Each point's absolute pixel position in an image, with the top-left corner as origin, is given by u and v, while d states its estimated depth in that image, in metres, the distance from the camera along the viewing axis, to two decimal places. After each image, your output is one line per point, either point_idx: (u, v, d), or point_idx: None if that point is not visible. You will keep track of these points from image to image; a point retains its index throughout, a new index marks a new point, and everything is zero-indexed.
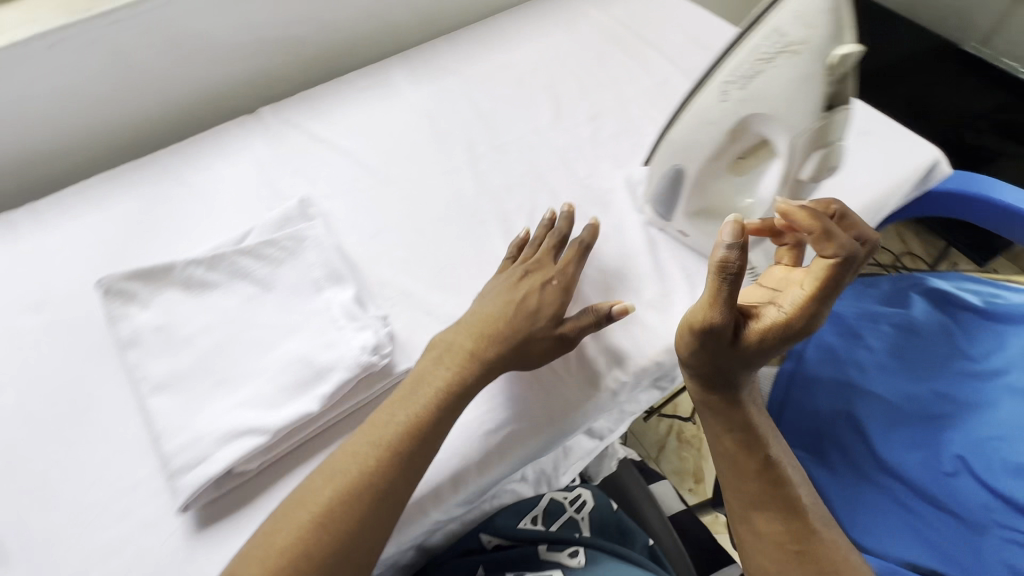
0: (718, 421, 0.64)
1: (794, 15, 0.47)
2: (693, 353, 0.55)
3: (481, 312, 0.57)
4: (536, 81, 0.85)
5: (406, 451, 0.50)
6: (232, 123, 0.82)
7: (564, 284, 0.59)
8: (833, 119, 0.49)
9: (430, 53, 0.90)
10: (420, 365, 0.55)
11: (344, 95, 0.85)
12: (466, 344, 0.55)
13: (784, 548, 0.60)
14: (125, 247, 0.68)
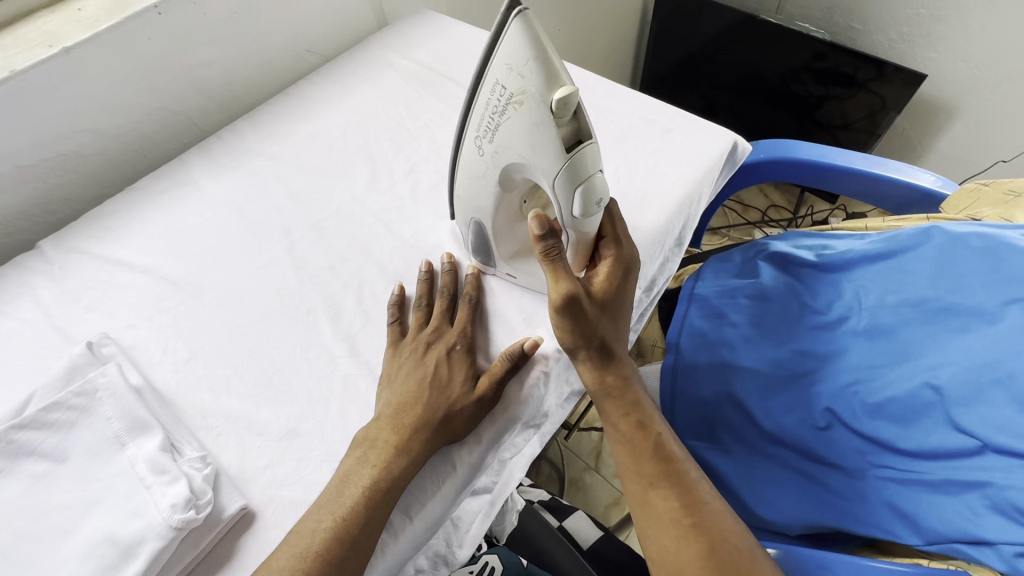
0: (615, 401, 0.58)
1: (506, 64, 0.49)
2: (577, 334, 0.55)
3: (390, 397, 0.56)
4: (347, 145, 0.82)
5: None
6: (6, 267, 0.72)
7: (467, 344, 0.59)
8: (576, 155, 0.50)
9: (231, 138, 0.85)
10: (347, 464, 0.52)
11: (138, 205, 0.77)
12: (377, 432, 0.53)
13: (679, 527, 0.51)
14: None
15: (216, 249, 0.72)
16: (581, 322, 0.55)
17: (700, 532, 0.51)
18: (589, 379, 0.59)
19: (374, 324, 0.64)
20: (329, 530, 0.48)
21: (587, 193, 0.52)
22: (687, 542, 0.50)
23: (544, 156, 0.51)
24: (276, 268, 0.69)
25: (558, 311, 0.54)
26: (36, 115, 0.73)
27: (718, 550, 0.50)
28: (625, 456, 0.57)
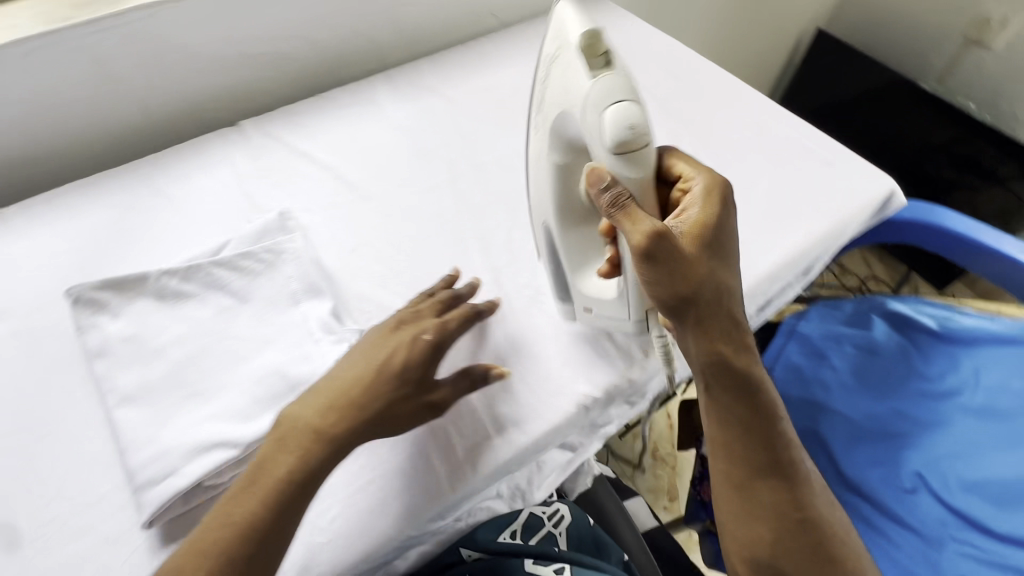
0: (735, 381, 0.53)
1: (555, 34, 0.56)
2: (672, 283, 0.48)
3: (334, 377, 0.52)
4: (516, 104, 0.88)
5: (268, 506, 0.46)
6: (214, 135, 0.83)
7: (437, 337, 0.54)
8: (602, 82, 0.49)
9: (414, 73, 0.93)
10: (267, 445, 0.49)
11: (328, 111, 0.86)
12: (313, 415, 0.49)
13: (787, 517, 0.55)
14: (98, 256, 0.69)
15: (389, 162, 0.80)
16: (673, 269, 0.48)
17: (807, 524, 0.55)
18: (693, 347, 0.52)
19: (517, 264, 0.69)
20: (291, 471, 0.47)
21: (620, 116, 0.47)
22: (794, 533, 0.55)
23: (579, 93, 0.50)
24: (440, 193, 0.76)
25: (641, 260, 0.48)
26: (268, 13, 0.82)
27: (819, 545, 0.55)
28: (738, 438, 0.54)
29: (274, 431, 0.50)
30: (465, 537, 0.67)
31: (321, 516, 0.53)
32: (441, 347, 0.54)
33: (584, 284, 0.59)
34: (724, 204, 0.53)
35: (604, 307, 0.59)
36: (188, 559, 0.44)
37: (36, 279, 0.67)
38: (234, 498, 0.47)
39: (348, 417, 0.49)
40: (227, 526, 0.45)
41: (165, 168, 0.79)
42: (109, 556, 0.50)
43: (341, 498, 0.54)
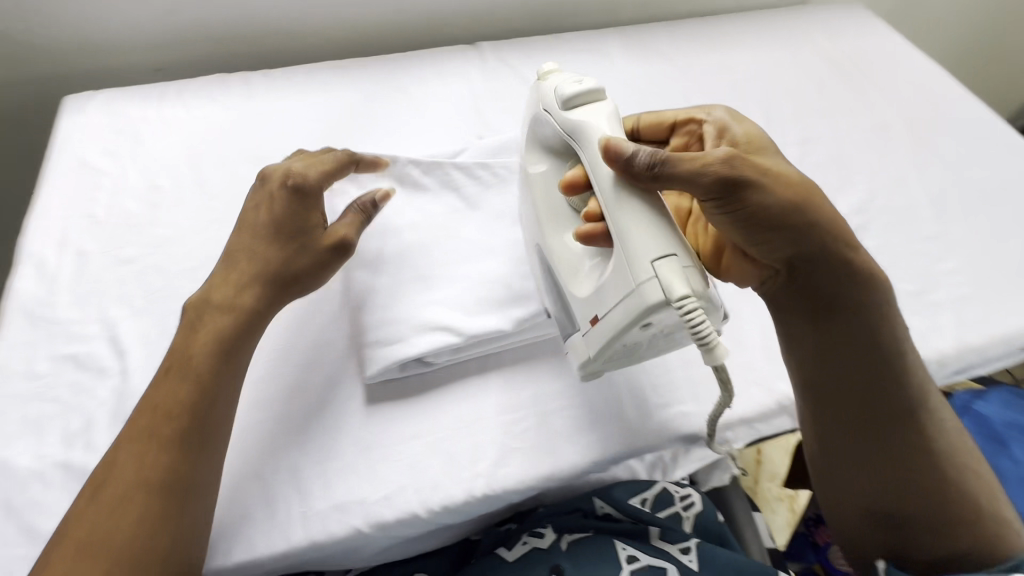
0: (856, 320, 0.51)
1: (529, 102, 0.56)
2: (761, 208, 0.47)
3: (240, 253, 0.54)
4: (749, 90, 0.85)
5: (184, 433, 0.45)
6: (453, 48, 0.86)
7: (298, 187, 0.55)
8: (546, 89, 0.53)
9: (648, 34, 0.91)
10: (179, 338, 0.49)
11: (559, 52, 0.87)
12: (233, 298, 0.52)
13: (920, 467, 0.50)
14: (342, 132, 0.75)
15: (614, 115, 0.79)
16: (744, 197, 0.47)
17: (946, 474, 0.50)
18: (799, 284, 0.52)
19: None
20: (187, 389, 0.46)
21: (582, 94, 0.51)
22: (927, 481, 0.50)
23: (547, 96, 0.53)
24: None
25: (725, 193, 0.47)
26: None
27: (923, 478, 0.50)
28: (854, 388, 0.51)
29: (193, 311, 0.51)
30: (599, 488, 0.64)
31: (517, 423, 0.54)
32: (309, 194, 0.56)
33: (586, 296, 0.49)
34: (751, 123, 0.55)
35: (612, 302, 0.46)
36: (119, 450, 0.44)
37: (289, 138, 0.74)
38: (155, 390, 0.46)
39: (275, 287, 0.53)
40: (151, 414, 0.45)
41: (405, 67, 0.83)
42: (325, 393, 0.54)
43: (537, 413, 0.54)
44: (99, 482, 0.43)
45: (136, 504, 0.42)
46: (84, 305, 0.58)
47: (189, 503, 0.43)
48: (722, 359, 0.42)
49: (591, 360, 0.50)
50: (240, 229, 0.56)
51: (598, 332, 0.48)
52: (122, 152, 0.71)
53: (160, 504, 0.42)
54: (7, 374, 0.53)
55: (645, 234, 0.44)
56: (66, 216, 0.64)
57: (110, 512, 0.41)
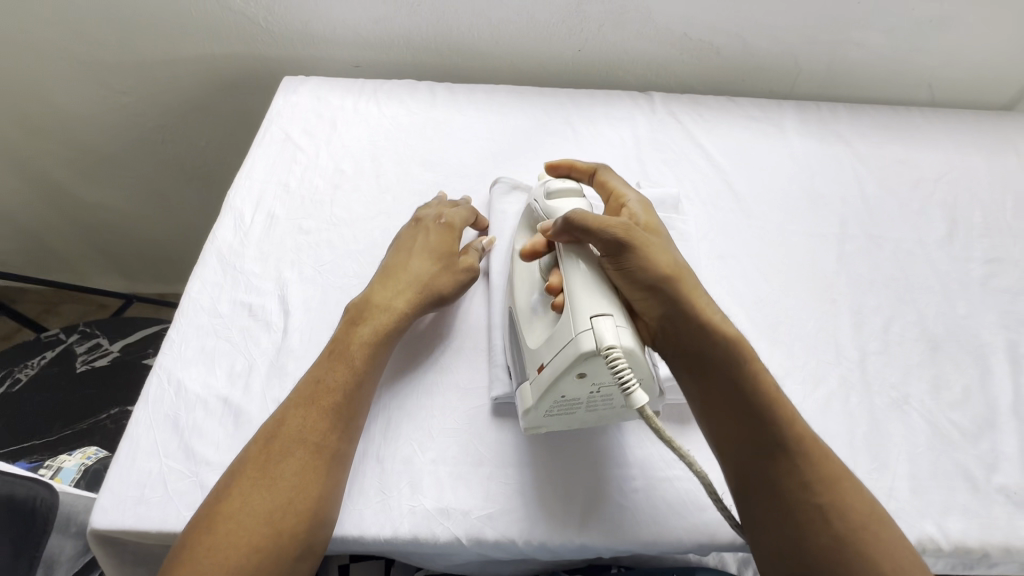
0: (726, 375, 0.48)
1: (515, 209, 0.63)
2: (641, 269, 0.48)
3: (398, 265, 0.60)
4: (934, 192, 0.78)
5: (311, 461, 0.47)
6: (627, 93, 0.88)
7: (444, 223, 0.64)
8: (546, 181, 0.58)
9: (828, 112, 0.87)
10: (341, 330, 0.55)
11: (729, 113, 0.86)
12: (390, 301, 0.57)
13: (818, 522, 0.43)
14: (507, 154, 0.79)
15: (778, 190, 0.77)
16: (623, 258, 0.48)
17: (847, 528, 0.43)
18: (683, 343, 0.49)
19: (889, 357, 0.62)
20: (322, 420, 0.49)
21: (565, 187, 0.56)
22: (823, 538, 0.43)
23: (529, 198, 0.59)
24: (822, 245, 0.72)
25: (612, 253, 0.48)
26: (737, 10, 0.84)
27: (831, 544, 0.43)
28: (735, 448, 0.47)
29: (354, 309, 0.56)
30: (684, 568, 0.58)
31: (629, 481, 0.52)
32: (450, 231, 0.64)
33: (535, 347, 0.49)
34: (645, 202, 0.57)
35: (552, 352, 0.46)
36: (290, 413, 0.49)
37: (461, 151, 0.79)
38: (319, 369, 0.52)
39: (424, 299, 0.58)
40: (314, 388, 0.50)
41: (576, 103, 0.86)
42: (451, 398, 0.56)
43: (650, 477, 0.53)
44: (269, 436, 0.48)
45: (296, 462, 0.46)
46: (265, 262, 0.65)
47: (337, 470, 0.48)
48: (643, 405, 0.42)
49: (531, 409, 0.48)
50: (398, 249, 0.62)
51: (540, 380, 0.47)
52: (319, 134, 0.79)
53: (316, 467, 0.47)
54: (197, 307, 0.61)
55: (589, 294, 0.46)
56: (265, 181, 0.73)
57: (275, 468, 0.46)
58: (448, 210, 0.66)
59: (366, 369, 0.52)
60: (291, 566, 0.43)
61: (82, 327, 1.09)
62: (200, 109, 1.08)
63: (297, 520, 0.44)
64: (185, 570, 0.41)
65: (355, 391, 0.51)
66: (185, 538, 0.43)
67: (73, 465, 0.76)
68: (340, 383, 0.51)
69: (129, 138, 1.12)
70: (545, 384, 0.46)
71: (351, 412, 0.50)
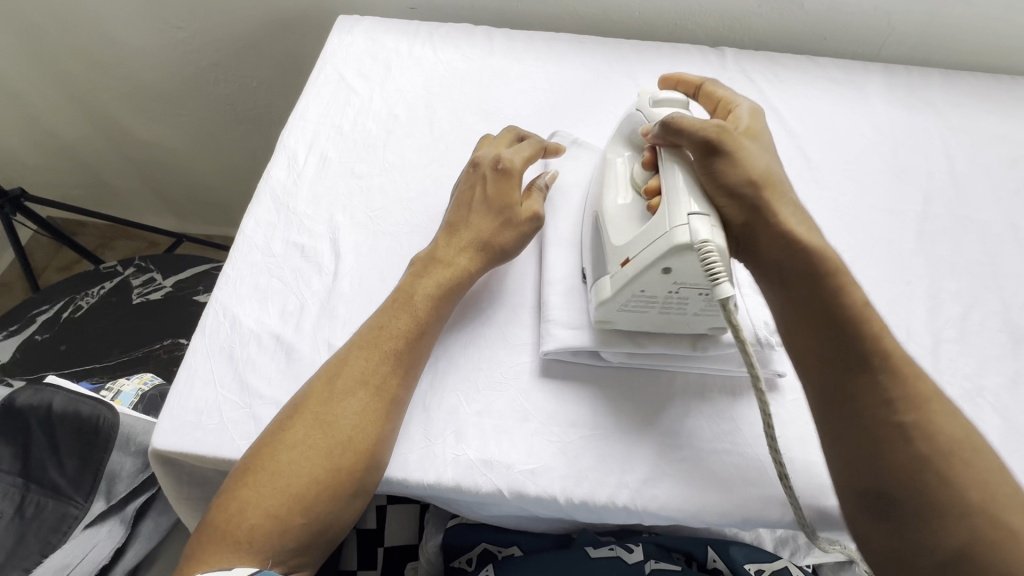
0: (798, 282, 0.49)
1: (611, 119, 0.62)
2: (726, 170, 0.49)
3: (458, 221, 0.58)
4: None
5: (372, 405, 0.47)
6: (697, 49, 0.82)
7: (503, 167, 0.58)
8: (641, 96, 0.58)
9: (919, 79, 0.80)
10: (405, 279, 0.55)
11: (808, 75, 0.80)
12: (453, 258, 0.56)
13: (898, 438, 0.43)
14: (567, 107, 0.76)
15: (857, 160, 0.72)
16: (716, 160, 0.49)
17: (932, 450, 0.42)
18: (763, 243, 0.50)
19: (965, 347, 0.58)
20: (386, 366, 0.49)
21: (669, 97, 0.55)
22: (900, 455, 0.43)
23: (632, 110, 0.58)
24: (900, 222, 0.67)
25: (705, 152, 0.49)
26: None
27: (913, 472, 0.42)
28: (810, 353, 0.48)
29: (419, 263, 0.56)
30: (718, 538, 0.59)
31: (675, 449, 0.52)
32: (509, 175, 0.58)
33: (622, 240, 0.50)
34: (756, 113, 0.56)
35: (641, 246, 0.47)
36: (352, 352, 0.50)
37: (518, 101, 0.76)
38: (382, 315, 0.52)
39: (485, 257, 0.56)
40: (377, 331, 0.51)
41: (641, 57, 0.81)
42: (501, 352, 0.56)
43: (698, 447, 0.52)
44: (332, 373, 0.48)
45: (357, 403, 0.47)
46: (318, 204, 0.65)
47: (394, 414, 0.48)
48: (728, 297, 0.43)
49: (608, 300, 0.51)
50: (455, 205, 0.59)
51: (624, 274, 0.49)
52: (372, 76, 0.77)
53: (375, 409, 0.47)
54: (251, 245, 0.62)
55: (689, 195, 0.47)
56: (319, 121, 0.72)
57: (337, 405, 0.47)
58: (512, 150, 0.61)
59: (431, 320, 0.52)
60: (348, 500, 0.45)
61: (138, 260, 1.13)
62: (253, 48, 1.07)
63: (355, 458, 0.45)
64: (251, 488, 0.43)
65: (417, 338, 0.51)
66: (249, 457, 0.45)
67: (131, 390, 0.80)
68: (402, 328, 0.51)
69: (185, 75, 1.13)
70: (635, 278, 0.48)
71: (412, 359, 0.50)
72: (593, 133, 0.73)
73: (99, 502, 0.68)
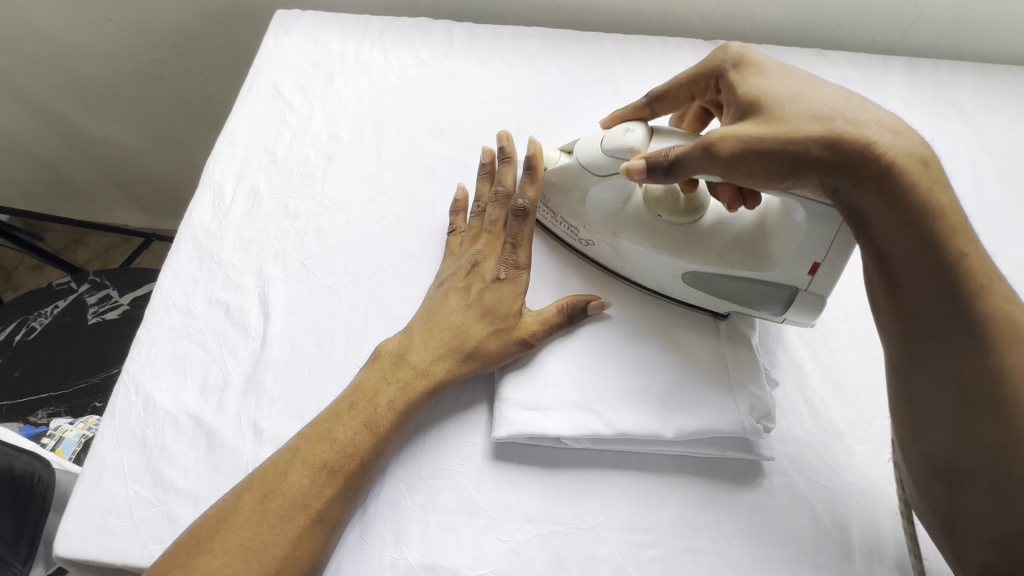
0: (887, 227, 0.39)
1: (561, 187, 0.53)
2: (760, 145, 0.41)
3: (441, 318, 0.50)
4: None
5: (308, 533, 0.41)
6: (687, 44, 0.72)
7: (504, 275, 0.51)
8: (580, 150, 0.51)
9: (945, 76, 0.69)
10: (367, 376, 0.47)
11: (819, 76, 0.69)
12: (428, 365, 0.48)
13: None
14: (536, 120, 0.66)
15: None
16: (737, 145, 0.42)
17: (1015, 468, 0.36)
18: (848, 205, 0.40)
19: None
20: (329, 485, 0.42)
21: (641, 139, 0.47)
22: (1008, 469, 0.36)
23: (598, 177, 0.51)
24: None
25: (727, 163, 0.42)
26: None
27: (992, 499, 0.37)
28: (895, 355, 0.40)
29: (384, 360, 0.48)
30: None
31: (642, 548, 0.45)
32: (506, 282, 0.51)
33: (779, 267, 0.47)
34: (747, 59, 0.48)
35: (825, 244, 0.44)
36: (295, 464, 0.43)
37: (479, 114, 0.66)
38: (335, 420, 0.45)
39: (467, 367, 0.49)
40: (327, 443, 0.44)
41: (623, 57, 0.71)
42: (450, 435, 0.49)
43: (670, 545, 0.45)
44: (266, 490, 0.42)
45: (291, 530, 0.41)
46: (245, 251, 0.57)
47: (331, 538, 0.42)
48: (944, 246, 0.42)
49: (812, 310, 0.48)
50: (443, 299, 0.51)
51: (824, 273, 0.46)
52: (313, 87, 0.67)
53: (311, 537, 0.41)
54: (168, 304, 0.54)
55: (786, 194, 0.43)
56: (249, 147, 0.63)
57: (268, 533, 0.40)
58: (505, 254, 0.52)
59: (397, 438, 0.46)
60: None
61: (92, 275, 1.03)
62: (196, 38, 0.97)
63: None
64: None
65: (375, 455, 0.44)
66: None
67: (75, 436, 0.76)
68: (354, 443, 0.44)
69: (122, 71, 1.03)
70: (833, 272, 0.46)
71: (366, 479, 0.44)
72: None
73: (40, 568, 0.66)
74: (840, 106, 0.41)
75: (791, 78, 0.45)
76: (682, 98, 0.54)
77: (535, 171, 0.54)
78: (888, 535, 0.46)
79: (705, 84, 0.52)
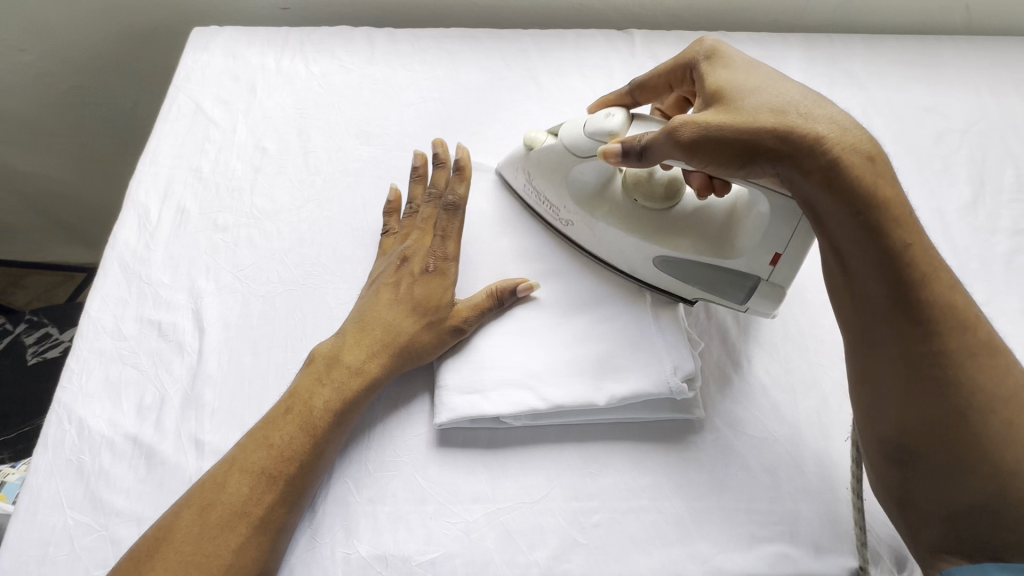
0: (836, 216, 0.41)
1: (548, 167, 0.56)
2: (722, 134, 0.43)
3: (374, 316, 0.51)
4: (958, 146, 0.66)
5: (253, 538, 0.41)
6: (601, 35, 0.75)
7: (433, 268, 0.52)
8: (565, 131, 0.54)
9: (840, 49, 0.74)
10: (301, 380, 0.48)
11: None
12: (360, 363, 0.49)
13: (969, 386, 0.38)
14: (460, 117, 0.68)
15: None
16: (702, 133, 0.43)
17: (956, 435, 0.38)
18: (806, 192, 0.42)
19: None
20: (269, 489, 0.43)
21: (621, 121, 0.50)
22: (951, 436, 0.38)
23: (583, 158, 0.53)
24: None
25: (693, 148, 0.44)
26: None
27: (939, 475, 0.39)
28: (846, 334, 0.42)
29: (319, 364, 0.49)
30: None
31: (586, 514, 0.47)
32: (435, 274, 0.52)
33: (743, 257, 0.49)
34: (719, 50, 0.50)
35: (786, 238, 0.47)
36: (232, 474, 0.43)
37: (404, 115, 0.67)
38: (271, 427, 0.45)
39: (396, 361, 0.49)
40: (265, 448, 0.44)
41: (540, 51, 0.73)
42: (394, 427, 0.50)
43: (613, 509, 0.47)
44: (205, 503, 0.42)
45: (237, 539, 0.41)
46: (175, 269, 0.57)
47: (276, 541, 0.43)
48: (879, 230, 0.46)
49: (771, 296, 0.51)
50: (376, 296, 0.52)
51: (784, 261, 0.48)
52: (235, 102, 0.68)
53: (257, 544, 0.41)
54: (97, 328, 0.54)
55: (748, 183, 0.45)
56: (173, 165, 0.63)
57: (212, 545, 0.40)
58: (434, 247, 0.53)
59: (335, 438, 0.46)
60: None
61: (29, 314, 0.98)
62: (117, 61, 0.96)
63: None
64: None
65: (312, 457, 0.45)
66: None
67: (16, 479, 0.73)
68: (292, 448, 0.44)
69: (41, 104, 1.00)
70: (793, 263, 0.48)
71: (306, 480, 0.45)
72: (491, 147, 0.66)
73: None
74: (796, 101, 0.43)
75: (754, 72, 0.46)
76: (662, 88, 0.56)
77: (463, 172, 0.56)
78: (812, 475, 0.49)
79: (680, 76, 0.54)
